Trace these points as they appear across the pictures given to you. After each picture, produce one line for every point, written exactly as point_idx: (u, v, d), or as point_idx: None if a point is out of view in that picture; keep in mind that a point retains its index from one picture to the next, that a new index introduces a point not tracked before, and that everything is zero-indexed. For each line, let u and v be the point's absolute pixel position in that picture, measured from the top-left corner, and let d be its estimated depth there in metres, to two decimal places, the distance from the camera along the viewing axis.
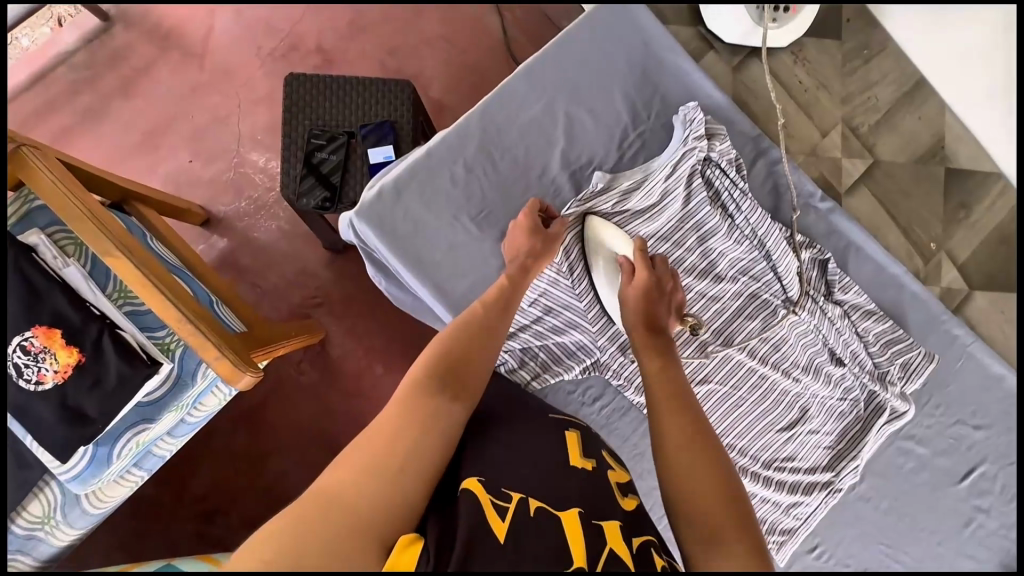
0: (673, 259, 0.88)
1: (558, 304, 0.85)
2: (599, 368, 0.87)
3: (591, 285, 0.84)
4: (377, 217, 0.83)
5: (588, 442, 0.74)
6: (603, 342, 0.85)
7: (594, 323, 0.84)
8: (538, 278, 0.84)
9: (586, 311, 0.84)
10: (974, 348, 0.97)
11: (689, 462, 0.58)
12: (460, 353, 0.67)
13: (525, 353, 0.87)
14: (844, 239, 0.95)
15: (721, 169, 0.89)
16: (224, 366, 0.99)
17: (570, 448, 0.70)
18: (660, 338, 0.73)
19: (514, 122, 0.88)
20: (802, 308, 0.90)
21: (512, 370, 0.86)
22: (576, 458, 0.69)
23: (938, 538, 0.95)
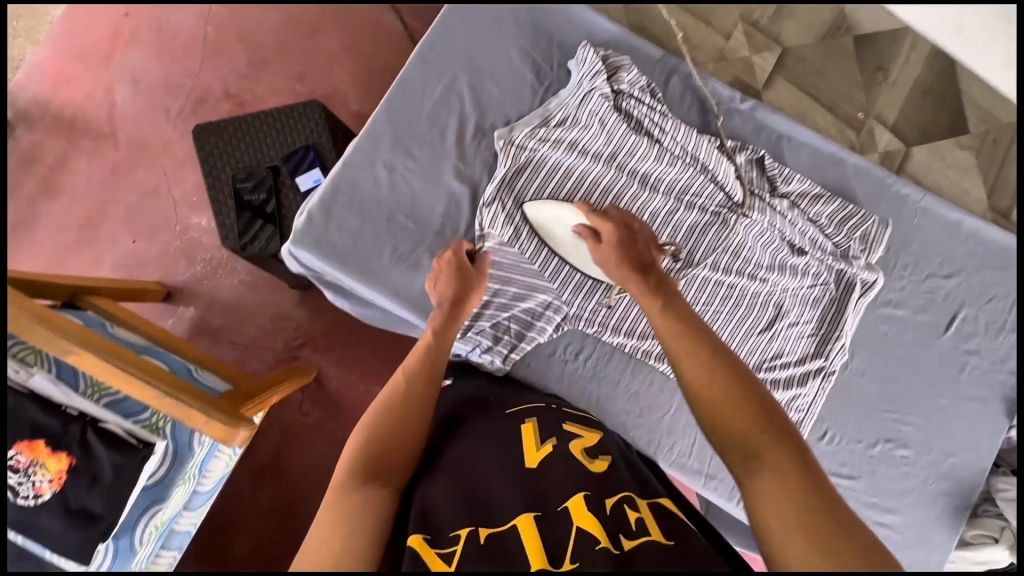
0: (613, 198, 0.88)
1: (512, 273, 0.85)
2: (572, 321, 0.87)
3: (540, 246, 0.85)
4: (314, 239, 0.82)
5: (547, 424, 0.71)
6: (568, 295, 0.86)
7: (553, 280, 0.86)
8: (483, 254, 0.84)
9: (542, 272, 0.86)
10: (926, 203, 0.99)
11: (708, 386, 0.57)
12: (413, 394, 0.68)
13: (497, 329, 0.86)
14: (773, 132, 0.95)
15: (635, 98, 0.88)
16: (216, 428, 0.99)
17: (526, 444, 0.67)
18: (651, 282, 0.71)
19: (422, 109, 0.87)
20: (752, 210, 0.91)
21: (486, 350, 0.85)
22: (533, 450, 0.66)
23: (939, 391, 0.98)
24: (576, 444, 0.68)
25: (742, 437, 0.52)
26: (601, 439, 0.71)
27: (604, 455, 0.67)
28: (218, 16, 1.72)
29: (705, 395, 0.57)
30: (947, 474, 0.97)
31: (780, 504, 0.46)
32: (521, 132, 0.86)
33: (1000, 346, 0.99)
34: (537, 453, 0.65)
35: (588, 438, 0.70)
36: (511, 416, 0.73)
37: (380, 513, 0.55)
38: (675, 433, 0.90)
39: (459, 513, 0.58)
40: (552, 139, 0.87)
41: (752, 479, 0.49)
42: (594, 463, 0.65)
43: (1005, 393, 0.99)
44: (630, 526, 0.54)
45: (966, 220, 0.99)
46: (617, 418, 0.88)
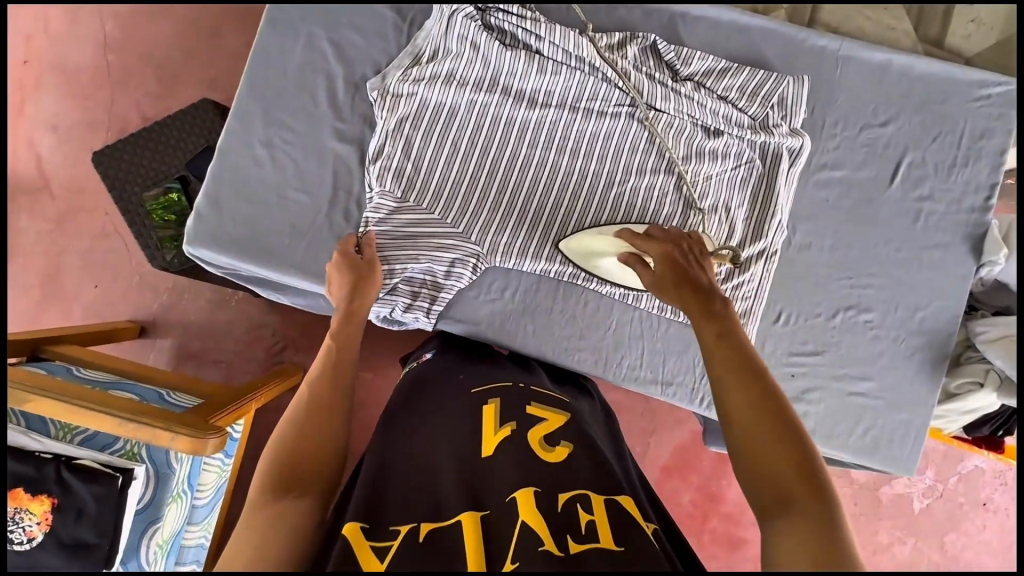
0: (505, 124, 0.84)
1: (417, 230, 0.82)
2: (488, 261, 0.84)
3: (438, 196, 0.83)
4: (209, 235, 0.81)
5: (512, 406, 0.69)
6: (478, 236, 0.83)
7: (459, 225, 0.83)
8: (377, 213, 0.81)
9: (445, 219, 0.83)
10: (846, 51, 0.92)
11: (760, 431, 0.51)
12: (323, 394, 0.64)
13: (414, 285, 0.84)
14: (665, 13, 0.88)
15: (503, 11, 0.83)
16: (185, 442, 0.99)
17: (485, 426, 0.65)
18: (696, 300, 0.61)
19: (286, 75, 0.83)
20: (654, 102, 0.85)
21: (408, 307, 0.84)
22: (493, 433, 0.64)
23: (896, 246, 0.93)
24: (538, 429, 0.66)
25: (776, 484, 0.49)
26: (565, 420, 0.69)
27: (565, 440, 0.65)
28: (116, 42, 1.67)
29: (745, 421, 0.52)
30: (919, 329, 0.93)
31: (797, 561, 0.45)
32: (394, 78, 0.82)
33: (954, 185, 0.93)
34: (495, 441, 0.63)
35: (553, 422, 0.67)
36: (478, 394, 0.71)
37: (299, 524, 0.53)
38: (623, 348, 0.87)
39: (413, 495, 0.56)
40: (427, 78, 0.82)
41: (765, 524, 0.48)
42: (552, 453, 0.62)
43: (968, 233, 0.93)
44: (578, 528, 0.53)
45: (894, 59, 0.92)
46: (559, 345, 0.86)
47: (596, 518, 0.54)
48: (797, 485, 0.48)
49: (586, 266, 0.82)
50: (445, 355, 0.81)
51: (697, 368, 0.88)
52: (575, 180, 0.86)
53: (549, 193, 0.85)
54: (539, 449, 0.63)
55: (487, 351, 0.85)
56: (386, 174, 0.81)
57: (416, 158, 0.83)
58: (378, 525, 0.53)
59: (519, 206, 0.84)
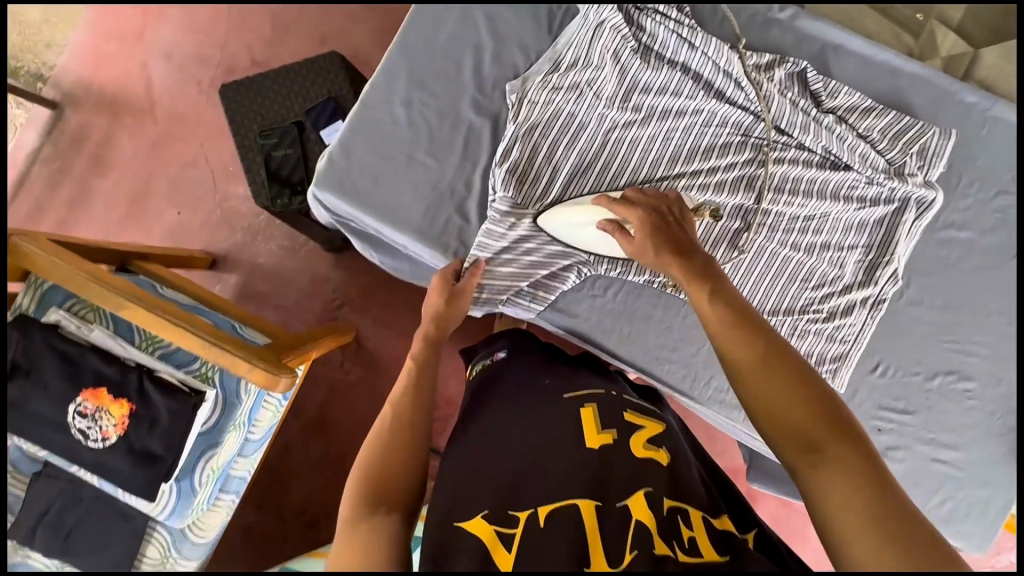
0: (635, 134, 0.85)
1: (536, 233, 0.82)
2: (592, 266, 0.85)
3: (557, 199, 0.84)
4: (337, 181, 0.83)
5: (609, 411, 0.68)
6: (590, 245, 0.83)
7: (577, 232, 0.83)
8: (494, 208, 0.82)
9: None
10: (997, 112, 0.88)
11: (769, 386, 0.53)
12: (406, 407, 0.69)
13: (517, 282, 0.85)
14: (818, 42, 0.87)
15: (661, 14, 0.83)
16: (259, 375, 1.02)
17: (586, 428, 0.65)
18: (700, 271, 0.64)
19: (437, 41, 0.84)
20: (787, 131, 0.85)
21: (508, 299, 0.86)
22: (595, 435, 0.64)
23: (1010, 320, 0.89)
24: (638, 434, 0.66)
25: (801, 429, 0.51)
26: (661, 428, 0.69)
27: (665, 446, 0.65)
28: None
29: (763, 389, 0.54)
30: None
31: (843, 504, 0.46)
32: (533, 84, 0.83)
33: None
34: (600, 443, 0.63)
35: (650, 427, 0.68)
36: (572, 397, 0.71)
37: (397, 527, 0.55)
38: (712, 369, 0.86)
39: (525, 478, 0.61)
40: (565, 86, 0.83)
41: (806, 475, 0.49)
42: (656, 456, 0.63)
43: None
44: (685, 541, 0.54)
45: None
46: (649, 353, 0.86)
47: (697, 535, 0.54)
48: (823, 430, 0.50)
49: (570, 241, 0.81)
50: (535, 350, 0.83)
51: None
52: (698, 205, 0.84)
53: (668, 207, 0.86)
54: (641, 452, 0.63)
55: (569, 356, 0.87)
56: (510, 158, 0.81)
57: (546, 143, 0.83)
58: (500, 508, 0.59)
59: None
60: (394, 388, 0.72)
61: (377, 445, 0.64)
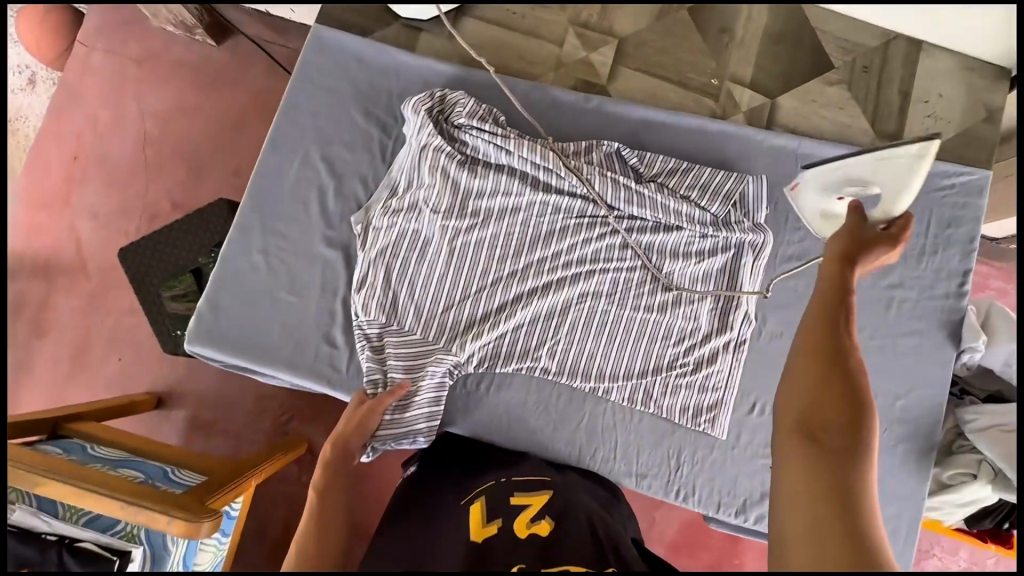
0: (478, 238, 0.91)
1: (401, 351, 0.87)
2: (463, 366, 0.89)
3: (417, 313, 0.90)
4: (208, 335, 0.88)
5: (496, 499, 0.74)
6: (456, 346, 0.88)
7: (439, 339, 0.89)
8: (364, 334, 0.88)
9: (426, 335, 0.89)
10: (806, 149, 0.96)
11: (811, 375, 0.55)
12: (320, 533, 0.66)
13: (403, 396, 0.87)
14: (628, 122, 0.96)
15: (476, 128, 0.91)
16: (179, 526, 1.03)
17: (473, 521, 0.70)
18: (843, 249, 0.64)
19: (283, 188, 0.92)
20: (615, 206, 0.92)
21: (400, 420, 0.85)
22: (480, 527, 0.69)
23: (869, 334, 0.94)
24: (521, 516, 0.71)
25: (812, 414, 0.53)
26: (547, 498, 0.75)
27: (548, 516, 0.71)
28: (153, 136, 1.77)
29: (808, 359, 0.57)
30: (901, 418, 0.92)
31: (801, 485, 0.49)
32: (376, 212, 0.90)
33: (924, 273, 0.95)
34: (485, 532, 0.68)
35: (534, 503, 0.74)
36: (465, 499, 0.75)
37: None
38: (596, 439, 0.90)
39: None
40: (405, 207, 0.90)
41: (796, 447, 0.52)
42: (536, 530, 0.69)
43: (943, 319, 0.94)
44: None
45: (855, 154, 0.96)
46: (530, 437, 0.90)
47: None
48: (829, 426, 0.52)
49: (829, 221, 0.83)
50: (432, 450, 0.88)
51: (672, 461, 0.89)
52: (545, 291, 0.91)
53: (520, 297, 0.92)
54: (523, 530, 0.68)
55: (478, 450, 0.88)
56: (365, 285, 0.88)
57: (394, 261, 0.89)
58: None
59: (492, 306, 0.90)
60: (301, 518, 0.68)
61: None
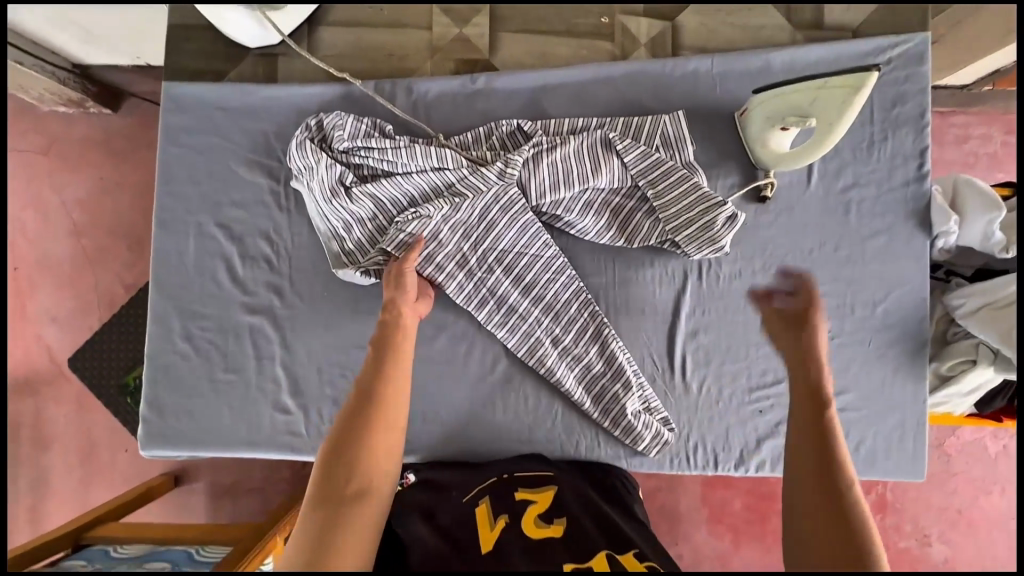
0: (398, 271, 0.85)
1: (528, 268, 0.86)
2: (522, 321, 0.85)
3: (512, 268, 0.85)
4: (159, 435, 0.85)
5: (502, 500, 0.71)
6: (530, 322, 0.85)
7: (506, 312, 0.85)
8: (335, 372, 0.86)
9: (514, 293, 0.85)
10: (721, 66, 0.87)
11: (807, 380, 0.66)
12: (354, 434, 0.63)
13: (523, 327, 0.85)
14: (523, 92, 0.87)
15: (362, 148, 0.84)
16: None
17: (480, 526, 0.67)
18: (805, 342, 0.70)
19: (187, 268, 0.87)
20: (529, 191, 0.84)
21: (507, 331, 0.85)
22: (487, 529, 0.66)
23: (833, 246, 0.87)
24: (529, 512, 0.68)
25: (817, 433, 0.62)
26: (553, 493, 0.71)
27: (558, 516, 0.67)
28: (87, 226, 1.43)
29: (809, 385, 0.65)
30: (884, 325, 0.86)
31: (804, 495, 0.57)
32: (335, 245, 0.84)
33: (876, 165, 0.87)
34: (493, 535, 0.64)
35: (541, 501, 0.70)
36: (470, 498, 0.72)
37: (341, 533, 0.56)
38: (576, 435, 0.85)
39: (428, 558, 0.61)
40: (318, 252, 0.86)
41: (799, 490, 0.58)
42: (546, 531, 0.64)
43: (907, 209, 0.87)
44: None
45: (776, 57, 0.86)
46: (508, 450, 0.85)
47: None
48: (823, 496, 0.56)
49: (770, 161, 0.83)
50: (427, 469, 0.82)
51: None
52: (477, 301, 0.85)
53: (461, 312, 0.87)
54: (533, 531, 0.64)
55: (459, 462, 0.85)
56: (302, 343, 0.86)
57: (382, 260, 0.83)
58: None
59: (488, 304, 0.85)
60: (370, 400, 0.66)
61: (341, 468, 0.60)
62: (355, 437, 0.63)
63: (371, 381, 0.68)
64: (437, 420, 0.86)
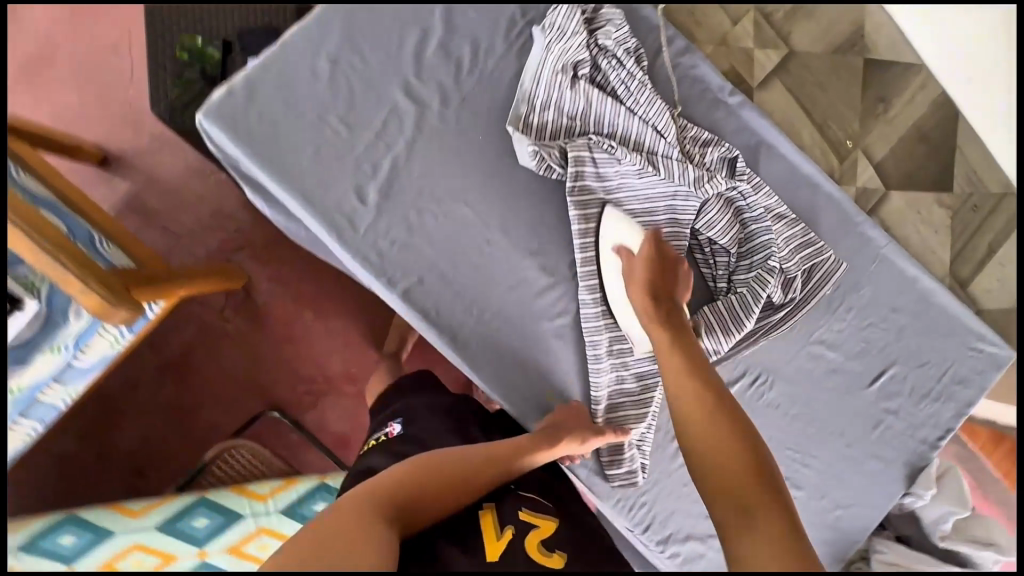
0: (554, 177, 0.82)
1: None
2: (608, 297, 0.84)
3: None
4: (230, 116, 0.74)
5: (504, 513, 0.68)
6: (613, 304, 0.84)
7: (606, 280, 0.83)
8: (432, 206, 0.80)
9: None
10: (888, 251, 0.94)
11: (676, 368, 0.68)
12: (448, 480, 0.65)
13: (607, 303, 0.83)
14: (756, 136, 0.89)
15: (617, 60, 0.82)
16: (89, 300, 0.89)
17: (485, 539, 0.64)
18: (668, 317, 0.73)
19: (385, 10, 0.79)
20: (701, 213, 0.84)
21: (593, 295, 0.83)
22: (492, 544, 0.63)
23: (847, 442, 0.95)
24: (532, 534, 0.66)
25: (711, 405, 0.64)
26: (555, 525, 0.69)
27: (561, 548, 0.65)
28: None
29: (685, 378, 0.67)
30: (832, 525, 0.95)
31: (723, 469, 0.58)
32: (528, 109, 0.80)
33: (918, 412, 0.98)
34: (502, 547, 0.63)
35: (543, 528, 0.68)
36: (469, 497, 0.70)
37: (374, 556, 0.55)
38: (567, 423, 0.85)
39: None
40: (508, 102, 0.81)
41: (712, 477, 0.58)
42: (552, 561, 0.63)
43: (908, 459, 0.98)
44: None
45: (923, 280, 0.96)
46: (513, 389, 0.82)
47: None
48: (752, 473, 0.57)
49: None
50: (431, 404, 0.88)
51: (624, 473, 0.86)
52: (588, 256, 0.82)
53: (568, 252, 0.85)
54: (542, 559, 0.63)
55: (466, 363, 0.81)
56: (426, 158, 0.79)
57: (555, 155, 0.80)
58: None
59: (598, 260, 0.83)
60: (478, 465, 0.68)
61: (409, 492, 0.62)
62: (439, 485, 0.64)
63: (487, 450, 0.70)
64: (478, 317, 0.81)
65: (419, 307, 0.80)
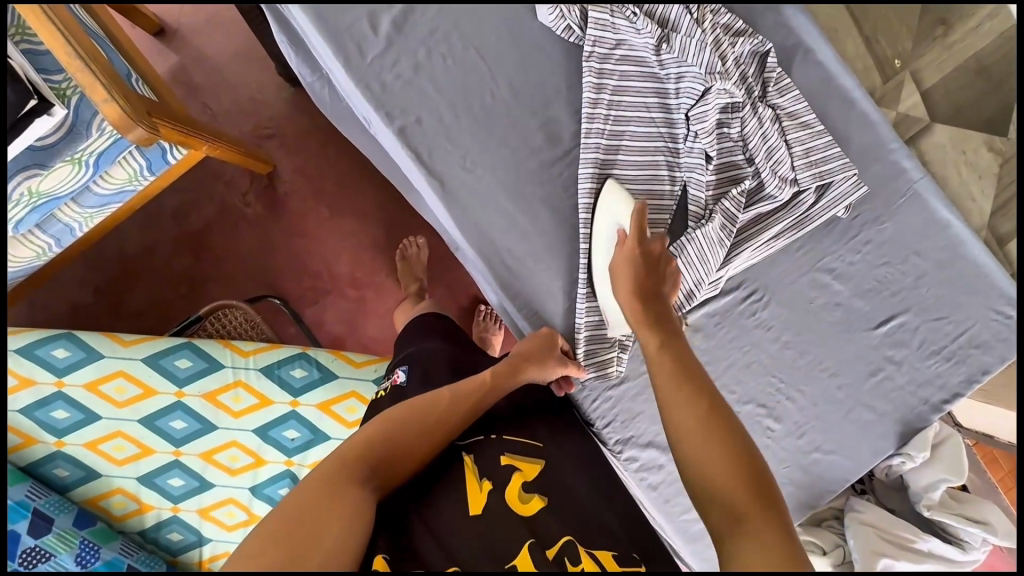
0: (572, 40, 0.80)
1: (644, 142, 0.82)
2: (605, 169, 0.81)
3: (640, 132, 0.82)
4: None
5: (486, 458, 0.72)
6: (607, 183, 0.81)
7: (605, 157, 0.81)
8: (443, 49, 0.78)
9: (625, 149, 0.82)
10: (922, 188, 0.86)
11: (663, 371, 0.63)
12: (415, 428, 0.68)
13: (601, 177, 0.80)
14: (794, 37, 0.84)
15: None
16: (110, 109, 0.93)
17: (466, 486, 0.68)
18: (653, 311, 0.69)
19: None
20: (699, 102, 0.80)
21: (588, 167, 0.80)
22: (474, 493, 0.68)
23: (838, 383, 0.90)
24: (514, 481, 0.70)
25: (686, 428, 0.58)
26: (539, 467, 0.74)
27: (541, 491, 0.70)
28: None
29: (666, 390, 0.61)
30: (806, 466, 0.93)
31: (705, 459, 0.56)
32: None
33: (926, 369, 0.90)
34: (482, 498, 0.67)
35: (527, 471, 0.72)
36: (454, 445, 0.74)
37: (358, 503, 0.59)
38: (545, 296, 0.85)
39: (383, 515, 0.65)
40: None
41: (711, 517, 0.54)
42: (530, 504, 0.68)
43: (904, 418, 0.91)
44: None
45: (954, 225, 0.86)
46: (496, 249, 0.82)
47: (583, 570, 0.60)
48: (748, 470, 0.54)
49: None
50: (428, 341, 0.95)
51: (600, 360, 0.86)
52: (595, 126, 0.80)
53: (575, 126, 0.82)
54: (518, 503, 0.67)
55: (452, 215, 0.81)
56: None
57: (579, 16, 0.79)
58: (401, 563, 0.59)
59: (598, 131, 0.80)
60: (441, 401, 0.72)
61: (374, 451, 0.64)
62: (402, 432, 0.68)
63: (449, 395, 0.74)
64: (471, 170, 0.80)
65: (415, 148, 0.79)
